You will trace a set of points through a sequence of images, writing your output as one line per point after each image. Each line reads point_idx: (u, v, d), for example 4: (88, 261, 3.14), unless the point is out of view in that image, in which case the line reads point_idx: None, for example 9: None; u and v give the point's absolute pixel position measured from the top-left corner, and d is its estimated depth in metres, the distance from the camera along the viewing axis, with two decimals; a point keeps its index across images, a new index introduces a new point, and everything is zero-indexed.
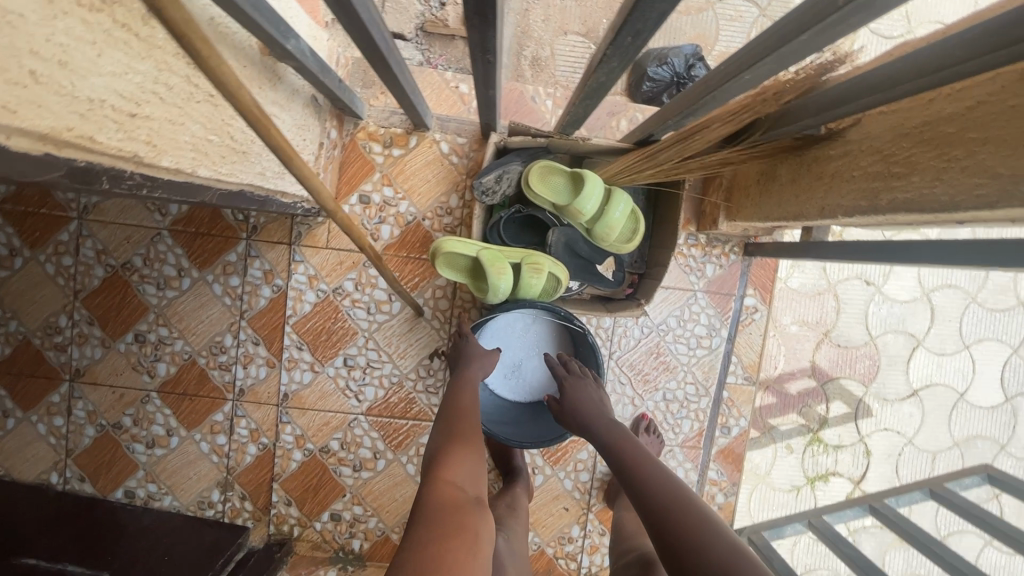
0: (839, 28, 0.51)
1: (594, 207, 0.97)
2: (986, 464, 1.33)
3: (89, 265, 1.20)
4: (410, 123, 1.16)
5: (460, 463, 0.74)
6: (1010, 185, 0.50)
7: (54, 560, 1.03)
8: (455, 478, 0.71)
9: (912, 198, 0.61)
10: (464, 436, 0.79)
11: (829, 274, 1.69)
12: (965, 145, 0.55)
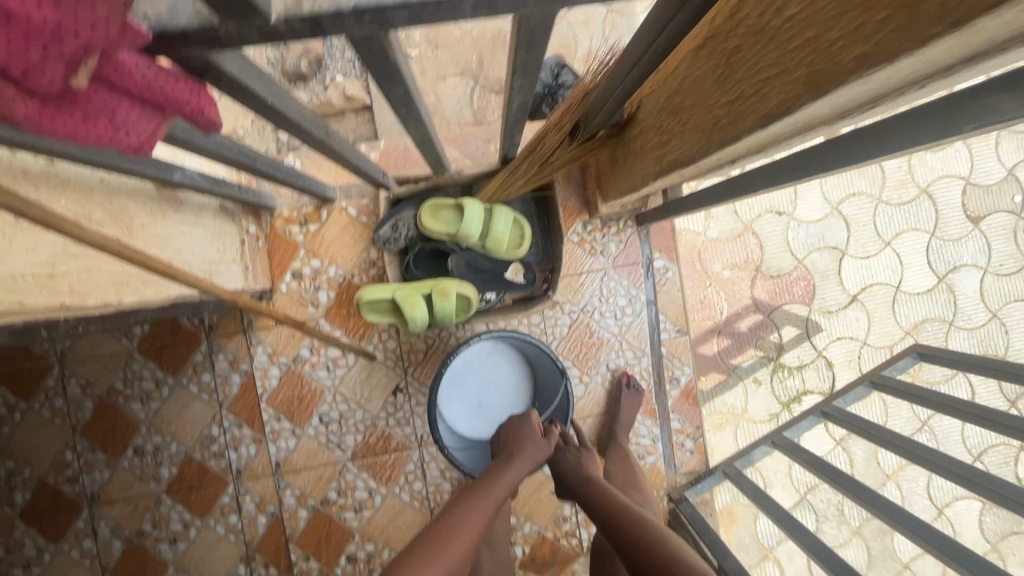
0: (529, 76, 0.64)
1: (478, 228, 1.12)
2: (913, 345, 1.46)
3: (79, 400, 1.35)
4: (316, 200, 1.32)
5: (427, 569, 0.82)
6: (709, 136, 0.64)
7: None
8: None
9: (676, 158, 0.76)
10: (456, 533, 0.90)
11: (743, 215, 1.83)
12: (687, 110, 0.69)
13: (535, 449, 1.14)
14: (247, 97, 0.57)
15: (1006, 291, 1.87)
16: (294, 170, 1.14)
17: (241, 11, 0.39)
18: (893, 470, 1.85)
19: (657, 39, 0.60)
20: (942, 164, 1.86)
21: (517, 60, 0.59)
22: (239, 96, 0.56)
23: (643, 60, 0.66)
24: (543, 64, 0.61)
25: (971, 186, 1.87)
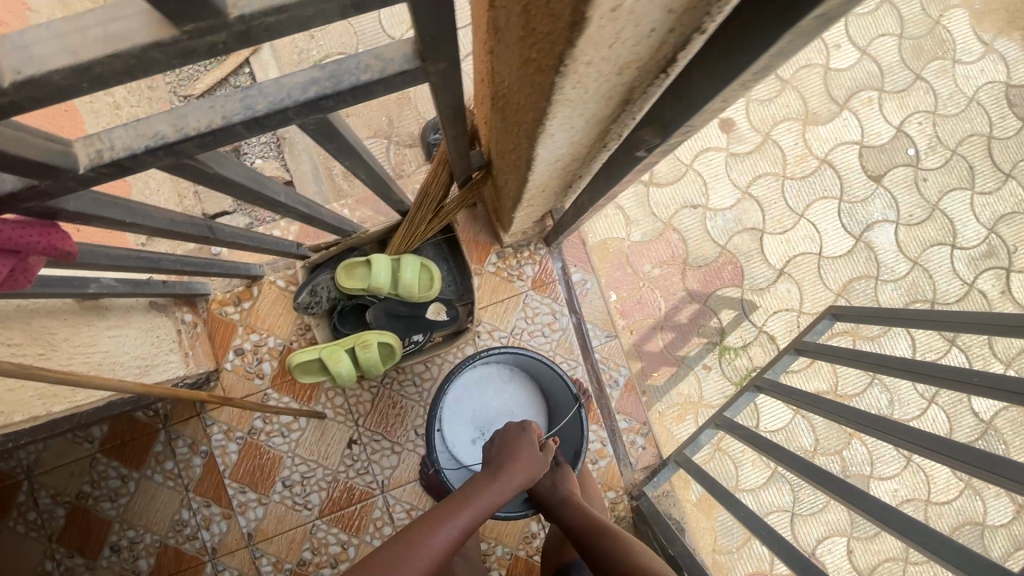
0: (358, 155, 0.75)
1: (388, 279, 1.21)
2: (827, 307, 1.56)
3: (50, 510, 1.40)
4: (245, 279, 1.42)
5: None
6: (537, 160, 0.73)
7: None
8: None
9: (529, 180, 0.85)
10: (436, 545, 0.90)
11: (661, 214, 1.94)
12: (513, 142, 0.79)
13: (529, 462, 1.12)
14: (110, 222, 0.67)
15: (921, 238, 1.98)
16: (212, 260, 1.24)
17: (50, 172, 0.49)
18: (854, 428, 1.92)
19: (445, 111, 0.70)
20: (835, 134, 1.99)
21: (336, 150, 0.69)
22: (101, 224, 0.66)
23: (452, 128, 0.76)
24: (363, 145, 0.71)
25: (866, 149, 1.99)
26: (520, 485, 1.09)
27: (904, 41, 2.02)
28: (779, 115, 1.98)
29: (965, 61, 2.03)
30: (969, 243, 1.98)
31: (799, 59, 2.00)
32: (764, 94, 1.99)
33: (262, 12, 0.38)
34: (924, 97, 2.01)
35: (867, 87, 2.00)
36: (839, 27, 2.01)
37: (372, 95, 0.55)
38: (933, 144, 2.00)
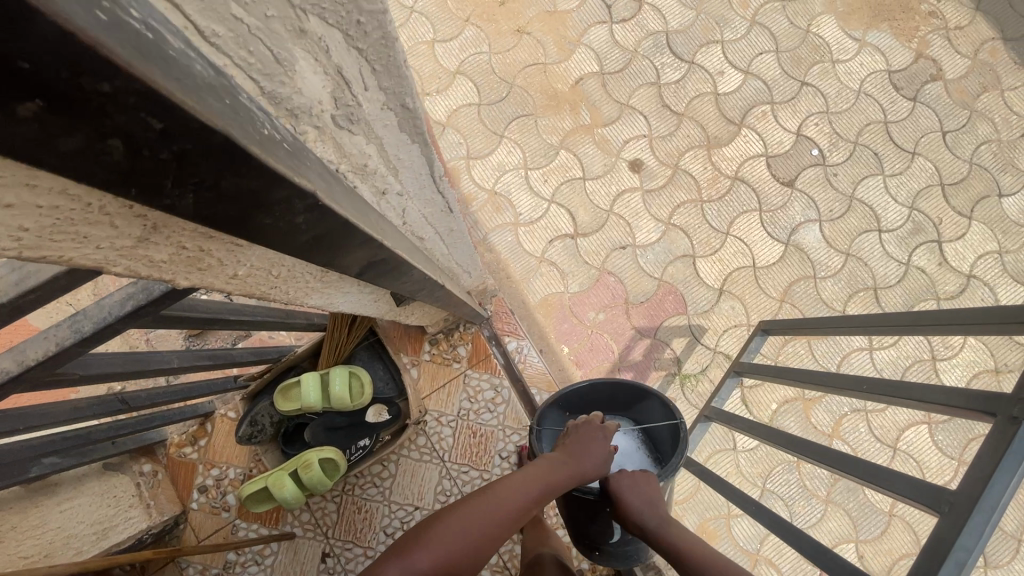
0: (230, 319, 0.84)
1: (316, 398, 1.29)
2: (758, 324, 1.60)
3: None
4: (197, 418, 1.48)
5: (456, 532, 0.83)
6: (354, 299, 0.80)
7: None
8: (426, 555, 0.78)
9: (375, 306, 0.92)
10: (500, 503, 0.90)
11: (594, 262, 2.01)
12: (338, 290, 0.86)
13: (598, 455, 1.09)
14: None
15: (847, 230, 2.03)
16: (157, 410, 1.31)
17: None
18: (832, 429, 1.89)
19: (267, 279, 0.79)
20: (739, 151, 2.09)
21: (204, 324, 0.79)
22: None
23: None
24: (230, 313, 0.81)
25: (772, 158, 2.09)
26: (587, 473, 1.06)
27: (781, 56, 2.15)
28: (683, 146, 2.10)
29: (843, 60, 2.16)
30: (894, 224, 2.04)
31: (689, 92, 2.13)
32: (664, 130, 2.10)
33: (20, 296, 0.44)
34: (814, 101, 2.13)
35: (758, 103, 2.12)
36: (718, 57, 2.15)
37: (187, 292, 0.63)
38: (834, 140, 2.10)
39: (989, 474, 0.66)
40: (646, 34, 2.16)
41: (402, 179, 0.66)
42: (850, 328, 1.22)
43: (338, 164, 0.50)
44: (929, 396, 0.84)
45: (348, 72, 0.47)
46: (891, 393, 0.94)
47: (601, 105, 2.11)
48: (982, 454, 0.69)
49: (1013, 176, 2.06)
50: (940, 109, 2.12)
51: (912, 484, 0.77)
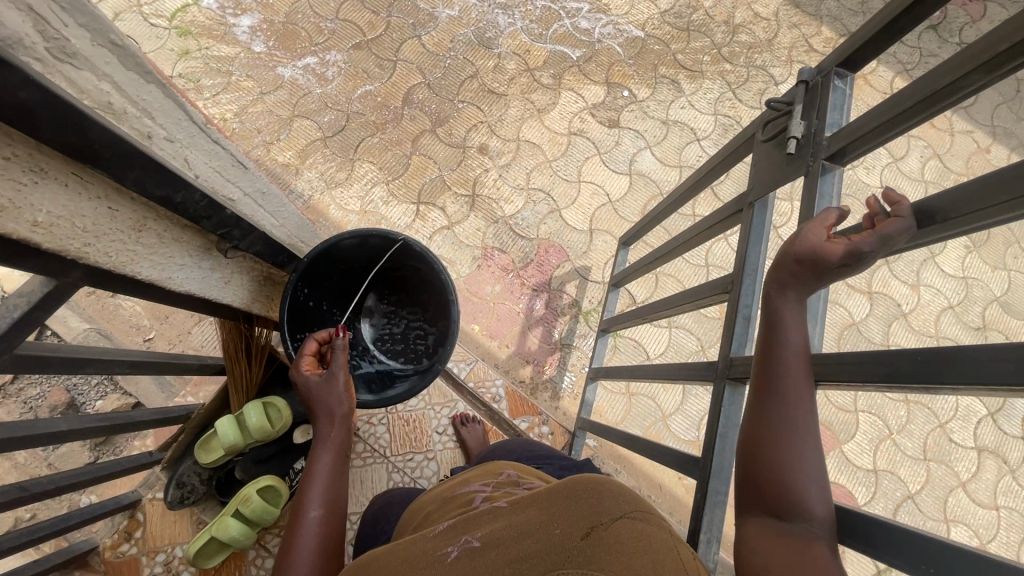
0: (104, 365, 0.88)
1: (236, 433, 1.31)
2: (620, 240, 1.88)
3: None
4: (123, 512, 1.43)
5: None
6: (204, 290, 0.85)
7: None
8: None
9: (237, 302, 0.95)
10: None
11: (472, 242, 2.17)
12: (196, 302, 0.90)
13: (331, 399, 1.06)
14: None
15: (673, 148, 2.35)
16: (76, 511, 1.27)
17: None
18: (720, 312, 2.14)
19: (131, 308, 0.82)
20: (566, 111, 2.35)
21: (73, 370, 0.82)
22: None
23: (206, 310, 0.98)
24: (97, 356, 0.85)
25: (595, 108, 2.37)
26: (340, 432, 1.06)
27: (573, 24, 2.46)
28: (518, 121, 2.32)
29: (622, 13, 2.50)
30: (707, 131, 2.38)
31: (506, 74, 2.38)
32: (497, 112, 2.33)
33: None
34: (611, 53, 2.45)
35: (567, 67, 2.41)
36: (521, 39, 2.42)
37: (37, 323, 0.69)
38: (638, 80, 2.43)
39: (745, 250, 0.91)
40: (453, 36, 2.38)
41: (163, 124, 0.67)
42: (671, 210, 1.49)
43: (74, 98, 0.54)
44: (720, 222, 1.07)
45: (41, 9, 0.50)
46: (702, 232, 1.17)
47: (437, 107, 2.30)
48: (741, 236, 0.93)
49: (781, 67, 2.49)
50: (708, 31, 2.52)
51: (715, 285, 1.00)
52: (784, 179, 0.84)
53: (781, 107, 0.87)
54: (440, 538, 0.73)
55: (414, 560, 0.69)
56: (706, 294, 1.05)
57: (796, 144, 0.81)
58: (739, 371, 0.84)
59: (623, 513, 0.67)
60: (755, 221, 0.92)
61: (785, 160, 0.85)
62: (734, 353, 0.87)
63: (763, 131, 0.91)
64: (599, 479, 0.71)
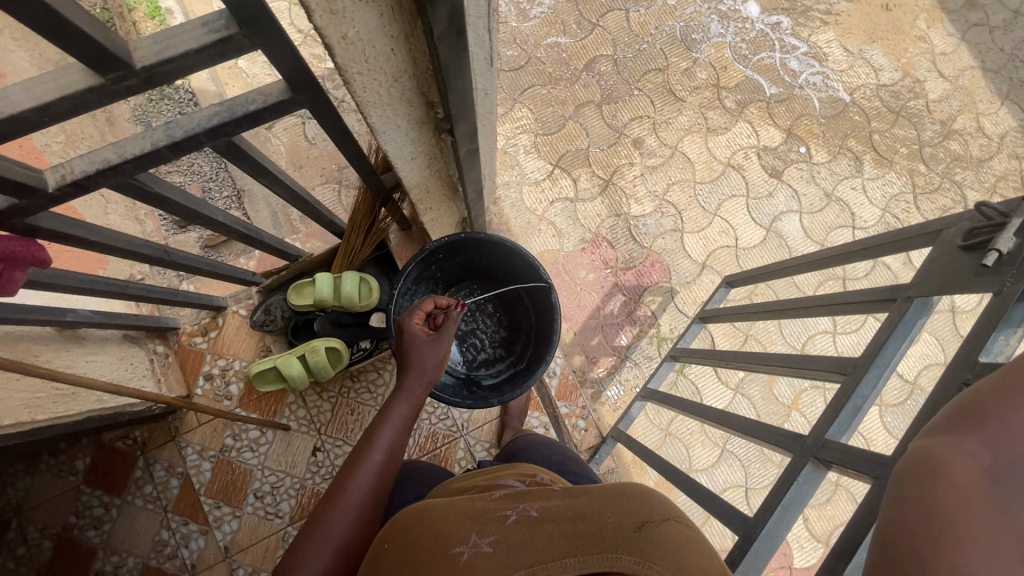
0: (275, 180, 0.97)
1: (330, 291, 1.41)
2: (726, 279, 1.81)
3: (37, 542, 1.52)
4: (211, 311, 1.59)
5: (314, 549, 0.84)
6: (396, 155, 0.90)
7: None
8: None
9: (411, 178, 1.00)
10: (337, 509, 0.88)
11: (587, 224, 2.16)
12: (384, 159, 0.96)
13: (427, 357, 1.07)
14: (65, 237, 0.87)
15: (823, 223, 2.21)
16: (180, 290, 1.43)
17: (25, 190, 0.69)
18: (792, 401, 2.03)
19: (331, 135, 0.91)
20: (734, 141, 2.26)
21: (255, 172, 0.91)
22: (58, 236, 0.85)
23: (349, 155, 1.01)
24: (274, 168, 0.94)
25: (764, 151, 2.26)
26: (425, 388, 1.06)
27: (782, 60, 2.33)
28: (682, 131, 2.26)
29: (838, 69, 2.34)
30: (867, 223, 2.21)
31: (693, 81, 2.30)
32: (668, 114, 2.27)
33: (156, 63, 0.57)
34: (806, 104, 2.30)
35: (756, 99, 2.30)
36: (724, 53, 2.33)
37: (263, 119, 0.76)
38: (820, 142, 2.28)
39: (884, 340, 0.85)
40: (660, 23, 2.33)
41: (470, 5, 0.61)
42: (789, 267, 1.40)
43: None
44: (862, 303, 1.01)
45: None
46: (831, 305, 1.11)
47: (613, 85, 2.28)
48: (883, 327, 0.87)
49: (980, 193, 2.25)
50: (919, 124, 2.30)
51: (833, 363, 0.94)
52: (968, 288, 0.76)
53: (995, 216, 0.78)
54: (496, 501, 0.75)
55: (475, 518, 0.71)
56: (816, 368, 1.00)
57: (997, 258, 0.73)
58: (829, 455, 0.81)
59: (661, 515, 0.69)
60: (906, 317, 0.85)
61: (976, 270, 0.77)
62: (830, 436, 0.84)
63: (964, 234, 0.83)
64: (642, 489, 0.73)
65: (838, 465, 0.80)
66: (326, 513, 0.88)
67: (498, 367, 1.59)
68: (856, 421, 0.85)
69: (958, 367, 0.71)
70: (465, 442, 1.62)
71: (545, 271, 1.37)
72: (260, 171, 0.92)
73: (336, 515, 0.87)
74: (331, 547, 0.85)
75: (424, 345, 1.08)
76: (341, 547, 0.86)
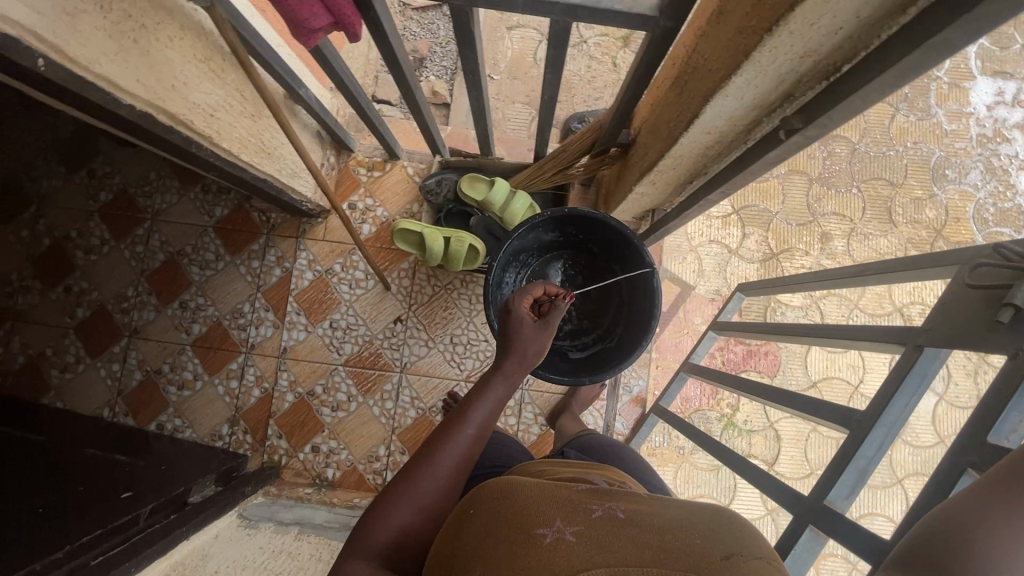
0: (556, 81, 0.98)
1: (502, 199, 1.43)
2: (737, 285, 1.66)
3: (154, 251, 1.70)
4: (387, 154, 1.66)
5: (402, 502, 0.85)
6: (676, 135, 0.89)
7: (95, 472, 1.33)
8: (376, 548, 0.82)
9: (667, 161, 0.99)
10: (426, 470, 0.88)
11: (730, 280, 2.06)
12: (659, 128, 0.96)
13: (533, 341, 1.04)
14: (373, 23, 0.90)
15: None
16: (382, 123, 1.50)
17: None
18: None
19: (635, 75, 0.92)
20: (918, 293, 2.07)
21: (552, 62, 0.91)
22: (370, 19, 0.88)
23: (632, 88, 0.96)
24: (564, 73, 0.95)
25: None
26: (524, 367, 1.03)
27: None
28: (873, 252, 2.09)
29: None
30: None
31: (916, 213, 2.11)
32: (870, 228, 2.11)
33: None
34: None
35: None
36: (966, 206, 2.11)
37: (611, 21, 0.75)
38: None
39: (890, 397, 0.76)
40: (920, 141, 2.14)
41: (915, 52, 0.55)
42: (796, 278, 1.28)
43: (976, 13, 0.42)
44: (863, 338, 0.91)
45: None
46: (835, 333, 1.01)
47: (834, 171, 2.13)
48: (888, 381, 0.78)
49: None
50: None
51: (835, 412, 0.87)
52: (979, 345, 0.67)
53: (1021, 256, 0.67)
54: (583, 491, 0.73)
55: (560, 501, 0.69)
56: (822, 413, 0.92)
57: (1014, 313, 0.64)
58: (830, 528, 0.77)
59: (757, 553, 0.62)
60: (913, 373, 0.76)
61: (990, 323, 0.67)
62: (828, 503, 0.79)
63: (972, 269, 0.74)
64: (727, 517, 0.68)
65: (837, 539, 0.75)
66: (416, 470, 0.88)
67: (584, 340, 1.48)
68: (859, 486, 0.79)
69: (963, 445, 0.63)
70: (520, 395, 1.65)
71: (652, 261, 1.28)
72: (557, 64, 0.92)
73: (424, 477, 0.87)
74: (417, 504, 0.85)
75: (531, 329, 1.05)
76: (426, 506, 0.86)
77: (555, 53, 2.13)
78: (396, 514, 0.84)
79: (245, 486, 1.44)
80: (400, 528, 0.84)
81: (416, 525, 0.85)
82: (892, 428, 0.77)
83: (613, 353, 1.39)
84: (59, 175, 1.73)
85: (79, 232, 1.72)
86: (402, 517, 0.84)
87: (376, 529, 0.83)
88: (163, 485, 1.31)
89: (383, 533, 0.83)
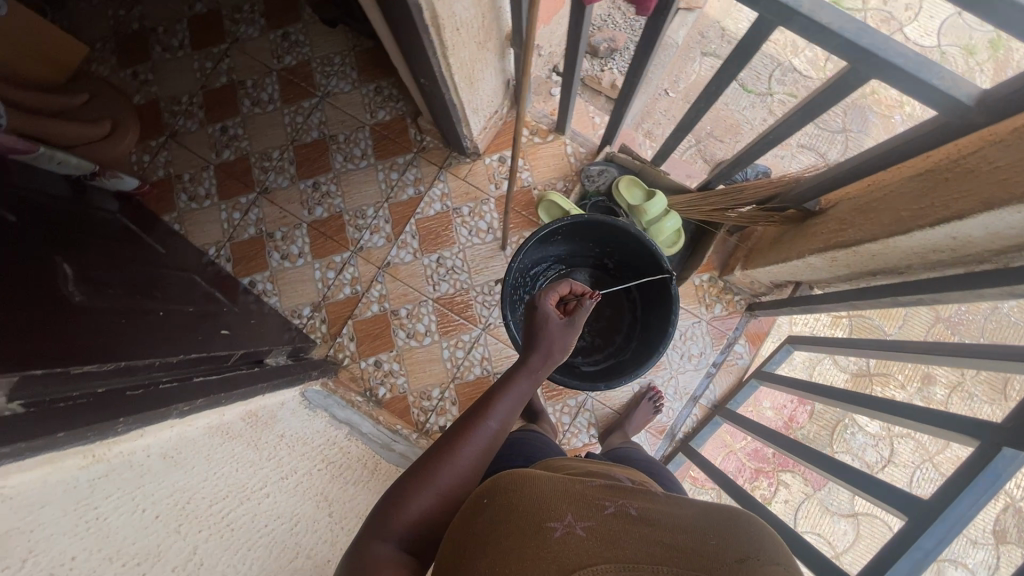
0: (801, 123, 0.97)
1: (656, 212, 1.44)
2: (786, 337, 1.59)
3: (310, 127, 1.78)
4: (555, 125, 1.67)
5: (422, 490, 0.78)
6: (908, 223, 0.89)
7: (197, 301, 1.41)
8: (389, 538, 0.74)
9: (872, 244, 0.98)
10: (446, 462, 0.80)
11: None
12: (881, 211, 0.96)
13: (558, 339, 0.94)
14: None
15: None
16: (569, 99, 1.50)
17: None
18: None
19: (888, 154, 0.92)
20: None
21: (812, 101, 0.90)
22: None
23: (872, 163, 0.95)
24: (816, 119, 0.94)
25: None
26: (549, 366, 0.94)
27: None
28: None
29: None
30: None
31: None
32: None
33: None
34: None
35: None
36: None
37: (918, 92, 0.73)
38: None
39: (958, 494, 0.75)
40: None
41: None
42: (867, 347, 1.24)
43: None
44: (943, 429, 0.90)
45: None
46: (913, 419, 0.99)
47: (963, 319, 2.02)
48: (958, 476, 0.77)
49: None
50: None
51: (901, 498, 0.87)
52: None
53: None
54: (596, 485, 0.66)
55: (571, 496, 0.63)
56: (886, 499, 0.91)
57: None
58: None
59: (774, 556, 0.58)
60: (989, 468, 0.75)
61: None
62: None
63: None
64: (736, 512, 0.62)
65: None
66: (439, 460, 0.81)
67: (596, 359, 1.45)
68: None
69: None
70: (583, 400, 1.64)
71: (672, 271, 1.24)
72: (816, 106, 0.91)
73: (445, 469, 0.80)
74: (438, 493, 0.78)
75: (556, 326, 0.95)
76: (447, 496, 0.79)
77: (738, 94, 2.08)
78: (415, 502, 0.77)
79: (311, 371, 1.49)
80: (421, 516, 0.77)
81: (438, 515, 0.78)
82: (956, 525, 0.76)
83: (623, 369, 1.34)
84: (258, 26, 1.82)
85: (254, 83, 1.81)
86: (422, 505, 0.77)
87: (393, 515, 0.76)
88: (250, 338, 1.38)
89: (402, 518, 0.76)
